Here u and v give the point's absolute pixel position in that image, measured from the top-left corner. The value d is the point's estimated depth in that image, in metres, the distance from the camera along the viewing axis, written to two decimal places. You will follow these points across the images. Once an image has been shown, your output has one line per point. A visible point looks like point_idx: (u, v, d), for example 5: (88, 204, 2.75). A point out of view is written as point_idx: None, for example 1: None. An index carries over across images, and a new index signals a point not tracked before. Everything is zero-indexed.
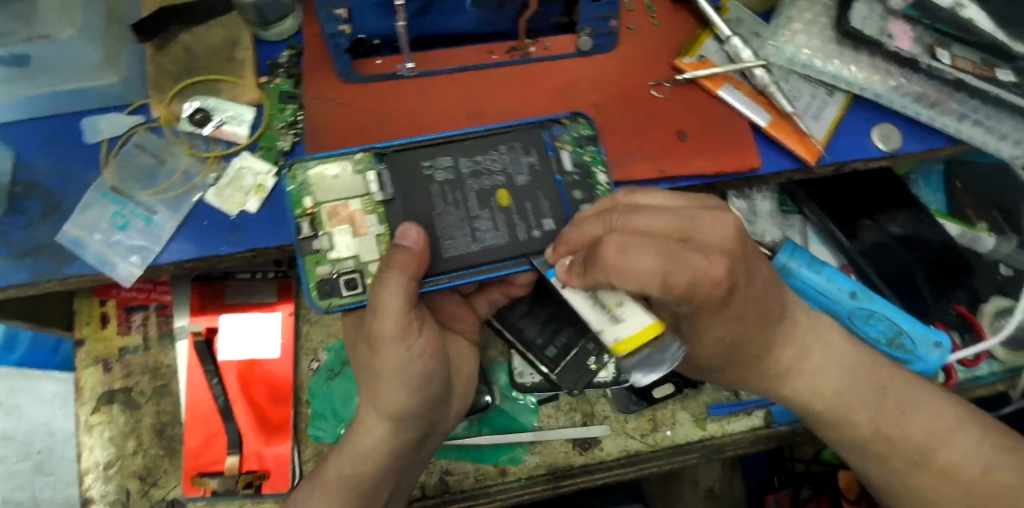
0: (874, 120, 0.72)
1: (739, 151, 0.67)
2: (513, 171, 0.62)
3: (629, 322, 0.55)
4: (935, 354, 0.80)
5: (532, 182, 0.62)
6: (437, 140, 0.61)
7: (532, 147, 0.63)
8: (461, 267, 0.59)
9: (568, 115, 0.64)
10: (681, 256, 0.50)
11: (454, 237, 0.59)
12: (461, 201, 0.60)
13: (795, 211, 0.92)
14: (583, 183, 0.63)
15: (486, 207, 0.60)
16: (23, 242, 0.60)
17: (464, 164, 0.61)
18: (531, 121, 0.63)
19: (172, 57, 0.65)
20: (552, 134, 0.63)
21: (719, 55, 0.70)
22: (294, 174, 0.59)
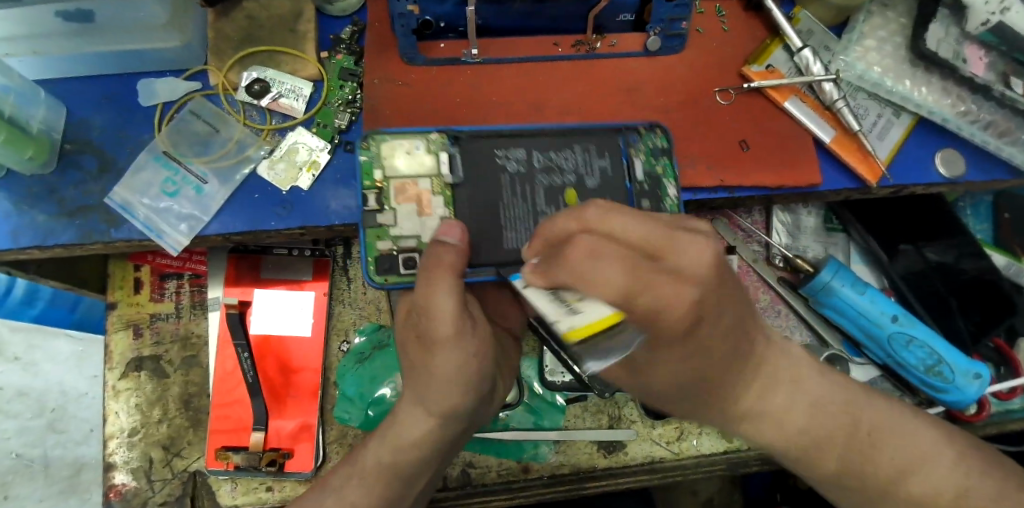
0: (937, 146, 0.70)
1: (800, 165, 0.66)
2: (586, 172, 0.59)
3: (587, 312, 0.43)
4: (973, 386, 0.79)
5: (602, 187, 0.59)
6: (511, 131, 0.60)
7: (608, 151, 0.60)
8: (516, 261, 0.57)
9: (647, 124, 0.62)
10: (649, 275, 0.45)
11: (516, 230, 0.57)
12: (529, 195, 0.58)
13: (840, 230, 0.91)
14: (653, 194, 0.60)
15: (554, 204, 0.58)
16: (73, 201, 0.59)
17: (536, 157, 0.59)
18: (611, 127, 0.61)
19: (233, 25, 0.63)
20: (627, 141, 0.61)
21: (788, 66, 0.69)
22: (368, 144, 0.58)
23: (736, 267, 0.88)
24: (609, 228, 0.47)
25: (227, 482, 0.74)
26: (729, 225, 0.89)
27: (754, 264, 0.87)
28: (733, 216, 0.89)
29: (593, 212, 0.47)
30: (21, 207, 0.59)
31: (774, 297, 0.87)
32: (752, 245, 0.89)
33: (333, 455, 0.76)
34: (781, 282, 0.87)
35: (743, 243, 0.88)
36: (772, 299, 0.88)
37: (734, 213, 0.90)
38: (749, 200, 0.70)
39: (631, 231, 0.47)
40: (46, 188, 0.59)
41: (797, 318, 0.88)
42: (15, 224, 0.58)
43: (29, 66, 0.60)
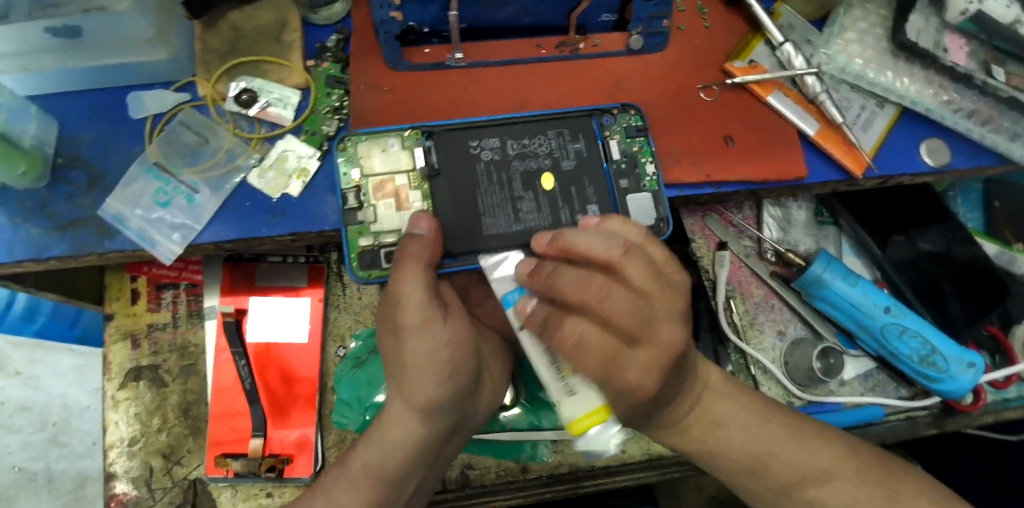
0: (923, 135, 0.71)
1: (785, 158, 0.66)
2: (560, 155, 0.62)
3: (579, 399, 0.55)
4: (967, 375, 0.79)
5: (578, 168, 0.62)
6: (486, 121, 0.61)
7: (581, 134, 0.63)
8: (501, 247, 0.59)
9: (618, 105, 0.64)
10: (621, 362, 0.55)
11: (495, 217, 0.59)
12: (506, 182, 0.60)
13: (831, 223, 0.91)
14: (631, 172, 0.63)
15: (530, 189, 0.61)
16: (66, 213, 0.60)
17: (510, 146, 0.61)
18: (581, 110, 0.64)
19: (218, 37, 0.65)
20: (599, 123, 0.63)
21: (770, 60, 0.70)
22: (344, 145, 0.60)
23: (728, 261, 0.87)
24: (603, 310, 0.54)
25: (227, 488, 0.75)
26: (720, 222, 0.90)
27: (746, 258, 0.88)
28: (724, 212, 0.90)
29: (593, 295, 0.54)
30: (15, 221, 0.60)
31: (767, 292, 0.88)
32: (743, 240, 0.89)
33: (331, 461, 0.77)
34: (774, 277, 0.88)
35: (734, 238, 0.88)
36: (765, 294, 0.88)
37: (724, 209, 0.91)
38: (736, 195, 0.70)
39: (612, 307, 0.54)
40: (40, 202, 0.60)
41: (791, 312, 0.88)
42: (9, 239, 0.59)
43: (21, 83, 0.61)
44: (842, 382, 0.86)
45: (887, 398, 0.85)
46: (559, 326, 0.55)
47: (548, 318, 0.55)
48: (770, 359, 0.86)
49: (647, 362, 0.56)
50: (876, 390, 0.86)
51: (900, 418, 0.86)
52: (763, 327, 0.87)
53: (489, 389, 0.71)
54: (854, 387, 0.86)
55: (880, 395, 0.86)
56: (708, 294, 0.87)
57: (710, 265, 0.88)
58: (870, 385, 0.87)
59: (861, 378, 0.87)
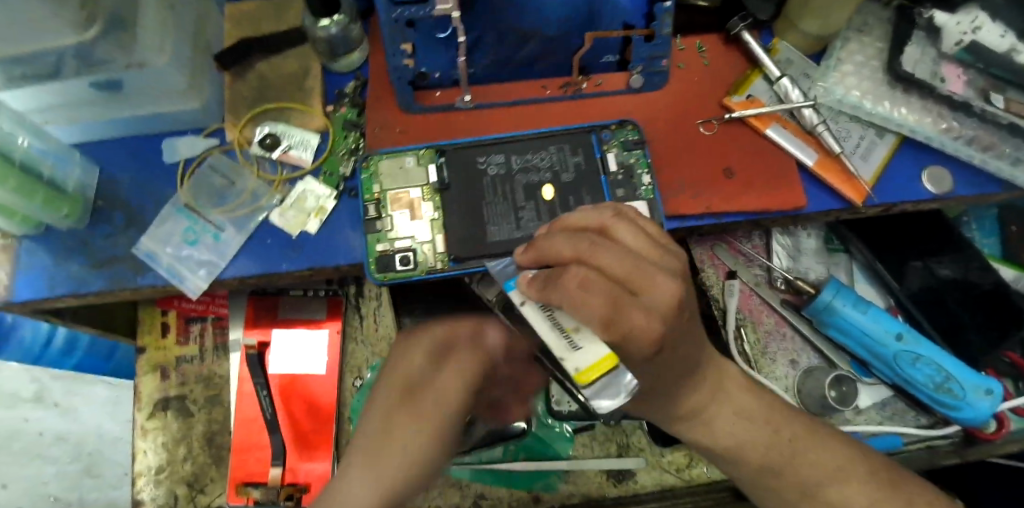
0: (924, 162, 0.71)
1: (785, 188, 0.68)
2: (560, 168, 0.66)
3: (585, 351, 0.49)
4: (984, 401, 0.78)
5: (577, 180, 0.66)
6: (491, 139, 0.66)
7: (580, 148, 0.67)
8: (503, 251, 0.62)
9: (617, 121, 0.68)
10: (628, 306, 0.50)
11: (499, 224, 0.63)
12: (509, 192, 0.64)
13: (842, 250, 0.92)
14: (628, 183, 0.66)
15: (532, 199, 0.64)
16: (103, 251, 0.65)
17: (514, 160, 0.65)
18: (581, 126, 0.68)
19: (247, 85, 0.69)
20: (598, 139, 0.67)
21: (768, 95, 0.72)
22: (368, 164, 0.66)
23: (738, 289, 0.88)
24: (597, 263, 0.52)
25: None
26: (728, 251, 0.91)
27: (756, 287, 0.89)
28: (732, 241, 0.91)
29: (586, 243, 0.52)
30: (58, 260, 0.64)
31: (778, 320, 0.88)
32: (753, 269, 0.90)
33: None
34: (785, 304, 0.88)
35: (744, 267, 0.89)
36: (777, 322, 0.89)
37: (733, 238, 0.91)
38: (738, 226, 0.72)
39: (609, 258, 0.52)
40: (80, 241, 0.65)
41: (804, 341, 0.88)
42: (52, 276, 0.64)
43: (67, 132, 0.66)
44: (858, 411, 0.85)
45: (905, 427, 0.84)
46: (561, 274, 0.51)
47: (549, 274, 0.52)
48: (783, 387, 0.86)
49: (651, 307, 0.51)
50: (893, 419, 0.85)
51: (920, 447, 0.84)
52: (776, 355, 0.87)
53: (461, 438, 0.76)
54: (871, 415, 0.85)
55: (898, 424, 0.85)
56: (718, 323, 0.87)
57: (719, 294, 0.89)
58: (888, 414, 0.86)
59: (878, 407, 0.86)
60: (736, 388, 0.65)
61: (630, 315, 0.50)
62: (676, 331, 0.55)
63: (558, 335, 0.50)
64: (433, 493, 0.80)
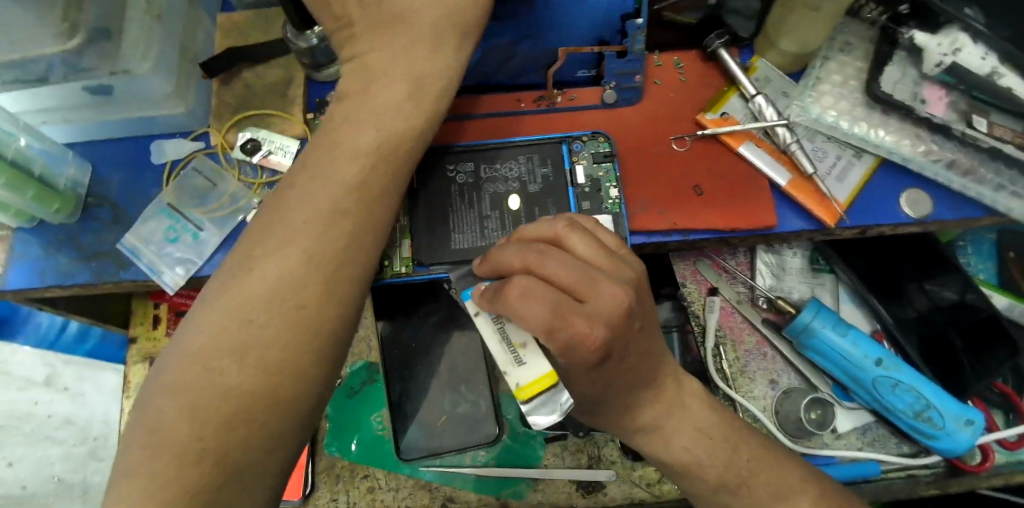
0: (903, 185, 0.70)
1: (753, 208, 0.68)
2: (527, 179, 0.67)
3: (528, 367, 0.55)
4: (965, 432, 0.76)
5: (543, 191, 0.67)
6: (463, 147, 0.68)
7: (549, 159, 0.68)
8: (465, 259, 0.64)
9: (589, 133, 0.69)
10: (571, 315, 0.52)
11: (463, 232, 0.65)
12: (475, 201, 0.66)
13: (827, 270, 0.90)
14: (594, 196, 0.67)
15: (497, 209, 0.66)
16: (90, 246, 0.68)
17: (482, 170, 0.67)
18: (553, 137, 0.69)
19: (233, 92, 0.72)
20: (569, 149, 0.68)
21: (744, 113, 0.72)
22: None
23: (719, 306, 0.88)
24: (545, 272, 0.54)
25: None
26: (712, 268, 0.90)
27: (737, 304, 0.88)
28: (716, 258, 0.90)
29: (533, 254, 0.54)
30: (49, 251, 0.68)
31: (759, 339, 0.87)
32: (735, 287, 0.89)
33: (321, 485, 0.82)
34: (765, 323, 0.87)
35: (726, 284, 0.89)
36: (758, 341, 0.88)
37: (717, 255, 0.91)
38: (707, 243, 0.71)
39: (557, 267, 0.54)
40: (70, 235, 0.68)
41: (785, 361, 0.87)
42: (43, 267, 0.67)
43: (63, 132, 0.70)
44: (836, 434, 0.84)
45: (885, 454, 0.82)
46: (506, 282, 0.54)
47: (496, 287, 0.55)
48: (760, 407, 0.85)
49: (594, 313, 0.52)
50: (874, 446, 0.83)
51: (900, 475, 0.83)
52: (755, 375, 0.86)
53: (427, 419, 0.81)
54: (850, 440, 0.84)
55: (878, 450, 0.83)
56: (697, 339, 0.87)
57: (700, 310, 0.88)
58: (868, 439, 0.84)
59: (858, 432, 0.84)
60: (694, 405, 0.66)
61: (572, 322, 0.52)
62: (625, 339, 0.55)
63: (505, 349, 0.56)
64: (402, 493, 0.82)
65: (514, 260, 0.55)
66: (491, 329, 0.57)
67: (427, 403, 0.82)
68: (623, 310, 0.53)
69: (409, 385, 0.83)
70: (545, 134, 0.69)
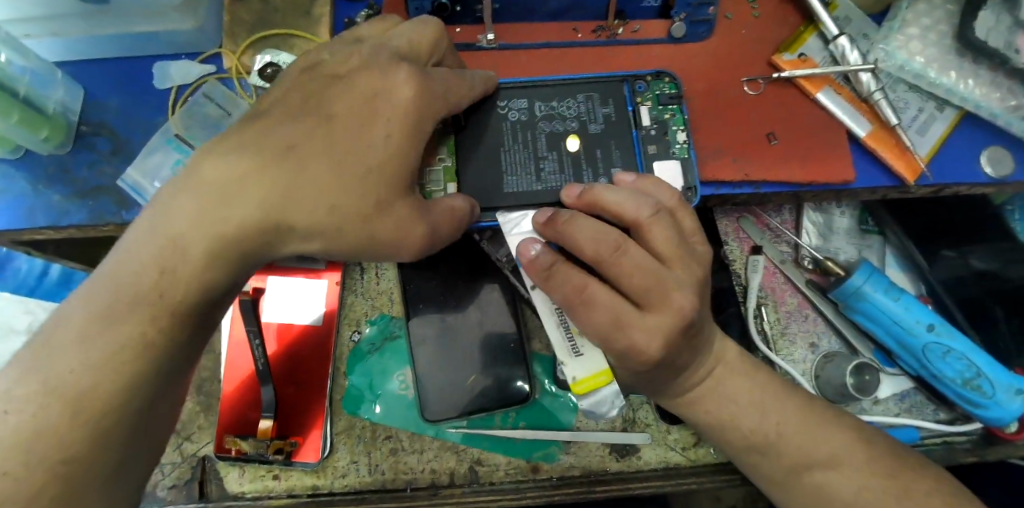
0: (985, 143, 0.66)
1: (829, 161, 0.62)
2: (588, 119, 0.60)
3: (584, 361, 0.58)
4: (1016, 402, 0.73)
5: (604, 132, 0.60)
6: (515, 82, 0.60)
7: (611, 99, 0.61)
8: (522, 203, 0.58)
9: (653, 72, 0.62)
10: (629, 323, 0.51)
11: (517, 175, 0.58)
12: (531, 141, 0.59)
13: (876, 232, 0.85)
14: (660, 139, 0.60)
15: (555, 150, 0.59)
16: (86, 181, 0.60)
17: (539, 107, 0.60)
18: (614, 75, 0.62)
19: (248, 8, 0.64)
20: (631, 90, 0.61)
21: (822, 55, 0.65)
22: None
23: (763, 266, 0.83)
24: (617, 268, 0.52)
25: (235, 468, 0.75)
26: (756, 225, 0.85)
27: (782, 264, 0.83)
28: (760, 215, 0.85)
29: (609, 249, 0.51)
30: (37, 187, 0.59)
31: (801, 301, 0.83)
32: (780, 246, 0.84)
33: (341, 446, 0.76)
34: (808, 285, 0.83)
35: (771, 243, 0.83)
36: (800, 303, 0.83)
37: (761, 211, 0.85)
38: (774, 199, 0.66)
39: (629, 263, 0.51)
40: (62, 168, 0.60)
41: (827, 324, 0.83)
42: (30, 204, 0.59)
43: (48, 49, 0.61)
44: (875, 400, 0.81)
45: (923, 420, 0.80)
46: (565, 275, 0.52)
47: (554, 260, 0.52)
48: (801, 371, 0.81)
49: (653, 325, 0.51)
50: (912, 412, 0.81)
51: (937, 442, 0.81)
52: (796, 337, 0.82)
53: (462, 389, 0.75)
54: (888, 407, 0.81)
55: (916, 417, 0.81)
56: (739, 299, 0.82)
57: (742, 269, 0.83)
58: (906, 406, 0.82)
59: (896, 399, 0.82)
60: (737, 373, 0.63)
61: (630, 336, 0.51)
62: None
63: (563, 336, 0.59)
64: (427, 455, 0.76)
65: (587, 244, 0.52)
66: (550, 314, 0.60)
67: (451, 366, 0.75)
68: (685, 324, 0.52)
69: (433, 343, 0.76)
70: (605, 72, 0.62)
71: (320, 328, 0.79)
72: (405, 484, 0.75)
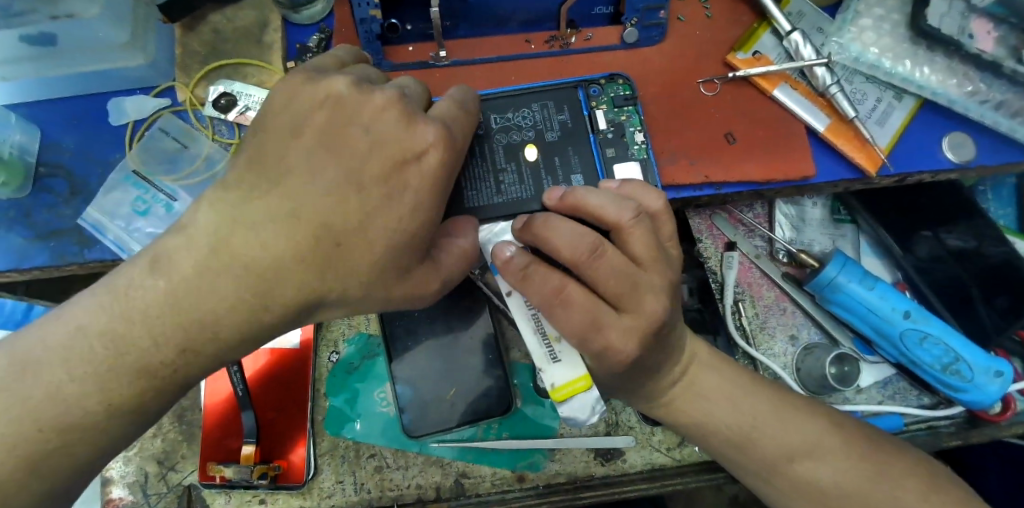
0: (945, 128, 0.65)
1: (790, 158, 0.62)
2: (544, 127, 0.60)
3: (563, 365, 0.53)
4: (994, 384, 0.74)
5: (561, 138, 0.60)
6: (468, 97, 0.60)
7: (565, 105, 0.61)
8: (484, 217, 0.57)
9: (606, 75, 0.62)
10: (604, 323, 0.51)
11: (477, 189, 0.58)
12: (487, 154, 0.59)
13: (848, 221, 0.86)
14: (618, 142, 0.60)
15: (512, 160, 0.59)
16: (47, 223, 0.60)
17: (493, 119, 0.60)
18: (567, 81, 0.61)
19: (199, 39, 0.64)
20: (586, 94, 0.61)
21: (777, 51, 0.65)
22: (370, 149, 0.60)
23: (738, 262, 0.82)
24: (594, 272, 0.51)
25: (221, 495, 0.75)
26: (728, 221, 0.83)
27: (757, 259, 0.82)
28: (732, 211, 0.84)
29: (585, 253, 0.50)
30: None
31: (778, 294, 0.82)
32: (754, 241, 0.84)
33: (325, 468, 0.76)
34: (785, 278, 0.81)
35: (744, 238, 0.82)
36: (777, 297, 0.82)
37: (733, 208, 0.84)
38: (738, 197, 0.66)
39: (605, 269, 0.51)
40: (21, 212, 0.60)
41: (805, 316, 0.82)
42: None
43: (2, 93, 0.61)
44: (858, 389, 0.80)
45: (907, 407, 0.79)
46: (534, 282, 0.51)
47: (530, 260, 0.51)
48: (782, 365, 0.80)
49: (629, 333, 0.51)
50: (896, 399, 0.80)
51: (921, 428, 0.80)
52: (775, 331, 0.80)
53: (445, 405, 0.75)
54: (871, 395, 0.80)
55: (899, 403, 0.80)
56: (715, 297, 0.81)
57: (717, 266, 0.82)
58: (889, 392, 0.81)
59: (879, 386, 0.81)
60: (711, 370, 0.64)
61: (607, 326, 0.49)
62: None
63: (540, 342, 0.54)
64: (412, 471, 0.76)
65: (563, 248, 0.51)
66: (525, 320, 0.55)
67: (435, 377, 0.75)
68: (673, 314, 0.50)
69: (415, 354, 0.75)
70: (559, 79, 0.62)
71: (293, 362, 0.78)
72: (391, 501, 0.75)
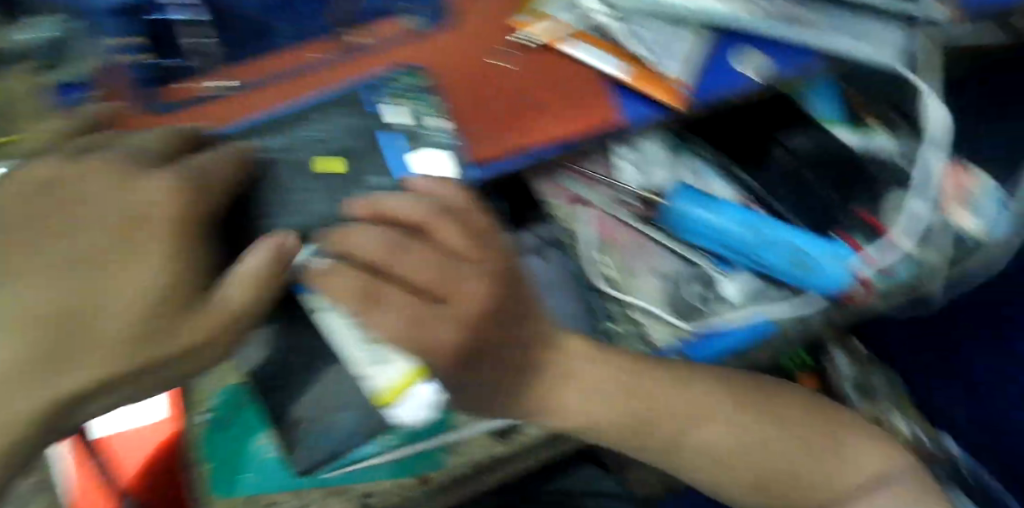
0: (736, 48, 0.69)
1: (588, 109, 0.65)
2: (330, 135, 0.58)
3: (389, 366, 0.55)
4: (839, 266, 0.76)
5: (351, 142, 0.58)
6: (250, 125, 0.59)
7: (351, 109, 0.60)
8: (283, 242, 0.55)
9: (400, 71, 0.64)
10: None
11: (272, 215, 0.56)
12: (274, 175, 0.56)
13: (685, 149, 0.87)
14: (412, 133, 0.60)
15: (301, 177, 0.56)
16: None
17: (277, 140, 0.58)
18: (352, 86, 0.62)
19: None
20: (372, 94, 0.61)
21: (566, 13, 0.70)
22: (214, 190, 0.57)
23: (589, 215, 0.84)
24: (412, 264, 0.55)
25: None
26: (572, 177, 0.85)
27: (607, 207, 0.84)
28: (574, 166, 0.85)
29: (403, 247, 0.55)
30: None
31: (635, 235, 0.83)
32: (600, 190, 0.84)
33: None
34: (637, 218, 0.84)
35: (590, 190, 0.84)
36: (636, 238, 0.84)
37: (576, 163, 0.86)
38: (554, 157, 0.67)
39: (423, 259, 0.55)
40: None
41: (664, 249, 0.83)
42: None
43: None
44: (730, 304, 0.81)
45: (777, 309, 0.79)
46: None
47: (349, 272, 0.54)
48: (652, 300, 0.80)
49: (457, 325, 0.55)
50: None
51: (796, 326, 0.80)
52: (636, 271, 0.81)
53: None
54: None
55: None
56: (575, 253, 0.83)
57: (571, 224, 0.84)
58: None
59: (749, 297, 0.81)
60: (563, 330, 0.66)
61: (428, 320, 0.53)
62: None
63: (359, 348, 0.55)
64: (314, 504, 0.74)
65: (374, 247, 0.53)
66: (344, 331, 0.56)
67: None
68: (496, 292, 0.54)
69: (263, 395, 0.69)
70: (346, 85, 0.62)
71: (151, 424, 0.81)
72: None
